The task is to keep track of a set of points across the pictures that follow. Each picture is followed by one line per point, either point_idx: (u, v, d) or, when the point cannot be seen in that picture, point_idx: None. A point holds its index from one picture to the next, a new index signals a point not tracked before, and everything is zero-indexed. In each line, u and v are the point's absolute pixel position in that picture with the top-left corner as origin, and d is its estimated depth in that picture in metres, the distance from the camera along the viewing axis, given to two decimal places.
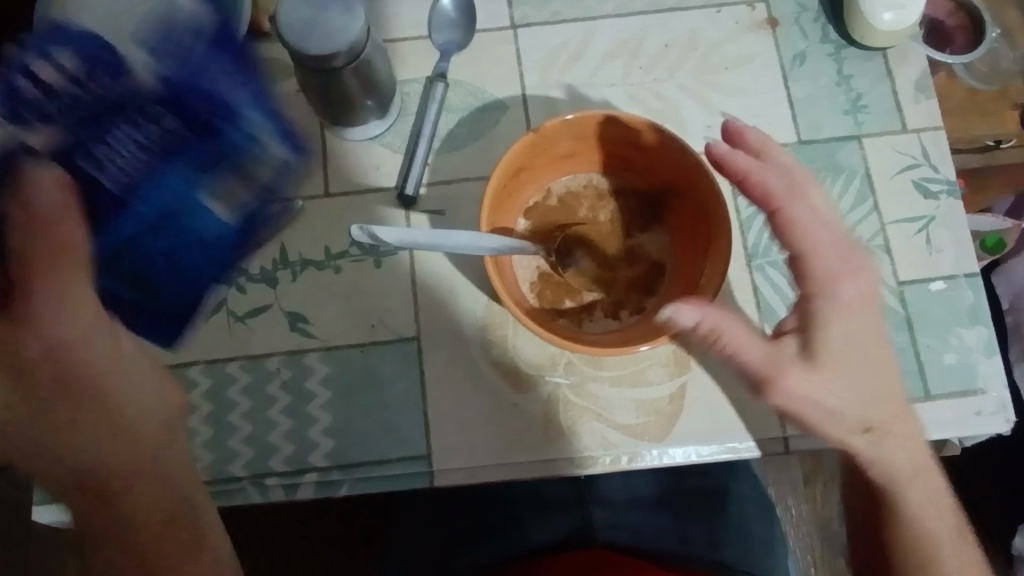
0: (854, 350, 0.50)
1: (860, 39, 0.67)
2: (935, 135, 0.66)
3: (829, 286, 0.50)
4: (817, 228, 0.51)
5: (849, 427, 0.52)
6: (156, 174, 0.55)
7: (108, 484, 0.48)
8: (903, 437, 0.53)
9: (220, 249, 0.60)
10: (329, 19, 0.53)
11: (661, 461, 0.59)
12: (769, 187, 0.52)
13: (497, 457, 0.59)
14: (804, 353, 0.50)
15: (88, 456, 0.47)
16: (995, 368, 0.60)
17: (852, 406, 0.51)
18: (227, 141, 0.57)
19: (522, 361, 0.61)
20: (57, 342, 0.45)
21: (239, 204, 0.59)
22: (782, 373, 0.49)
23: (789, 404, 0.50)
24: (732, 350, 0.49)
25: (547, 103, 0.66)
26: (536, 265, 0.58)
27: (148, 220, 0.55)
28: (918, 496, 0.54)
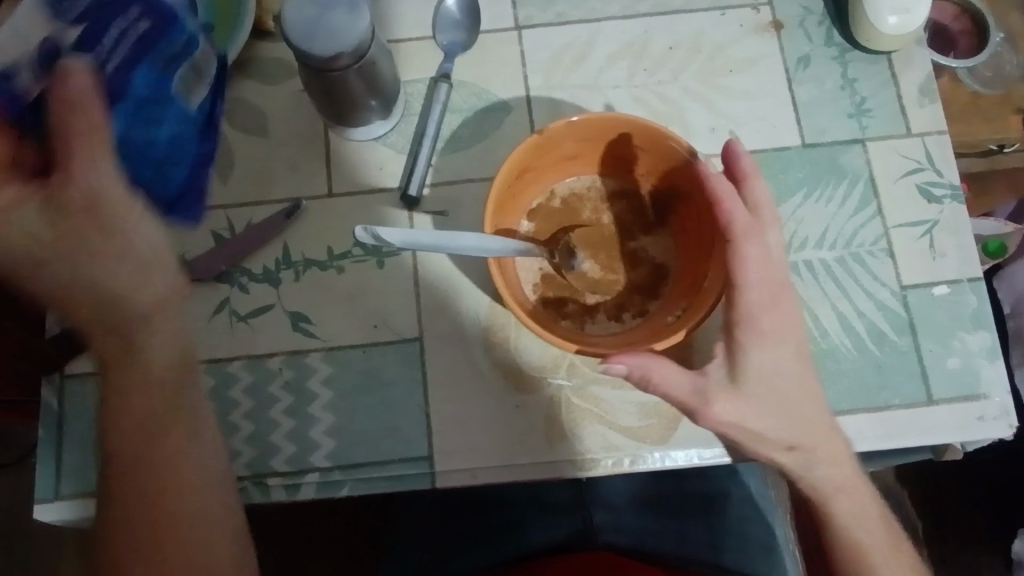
0: (777, 381, 0.51)
1: (865, 43, 0.67)
2: (939, 139, 0.66)
3: (753, 320, 0.50)
4: (767, 264, 0.50)
5: (773, 447, 0.53)
6: (135, 66, 0.55)
7: (136, 412, 0.50)
8: (828, 457, 0.53)
9: (186, 146, 0.60)
10: (333, 19, 0.52)
11: (663, 463, 0.59)
12: (735, 217, 0.50)
13: (499, 458, 0.59)
14: (729, 379, 0.50)
15: (124, 379, 0.49)
16: (997, 373, 0.60)
17: (778, 429, 0.51)
18: (175, 28, 0.57)
19: (525, 363, 0.61)
20: (91, 206, 0.44)
21: (198, 93, 0.61)
22: (709, 402, 0.50)
23: (716, 427, 0.51)
24: (657, 385, 0.49)
25: (551, 105, 0.66)
26: (539, 266, 0.58)
27: (141, 114, 0.56)
28: (848, 508, 0.54)
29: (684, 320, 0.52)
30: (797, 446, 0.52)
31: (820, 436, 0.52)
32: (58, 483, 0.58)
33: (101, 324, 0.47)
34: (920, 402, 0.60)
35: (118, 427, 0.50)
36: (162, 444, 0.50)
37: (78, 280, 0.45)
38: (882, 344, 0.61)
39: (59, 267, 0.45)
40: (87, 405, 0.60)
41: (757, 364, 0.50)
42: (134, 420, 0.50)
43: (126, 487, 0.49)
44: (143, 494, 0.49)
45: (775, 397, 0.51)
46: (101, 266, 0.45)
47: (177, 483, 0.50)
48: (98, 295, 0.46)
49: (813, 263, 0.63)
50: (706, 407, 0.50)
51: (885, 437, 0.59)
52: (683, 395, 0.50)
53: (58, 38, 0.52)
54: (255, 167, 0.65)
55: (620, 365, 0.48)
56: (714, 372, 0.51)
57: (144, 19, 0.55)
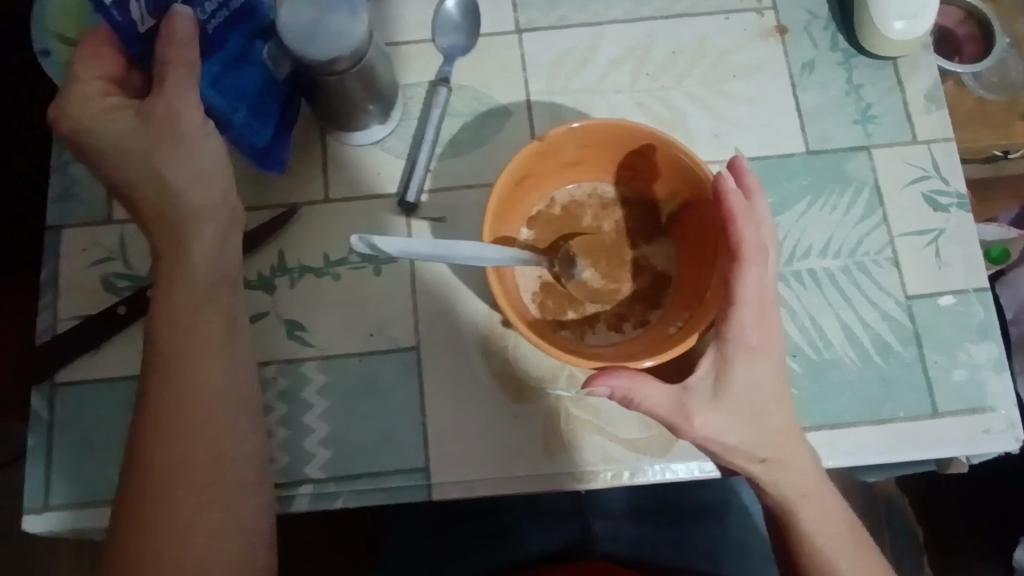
0: (752, 400, 0.50)
1: (871, 48, 0.66)
2: (946, 147, 0.65)
3: (742, 340, 0.49)
4: (762, 288, 0.49)
5: (744, 460, 0.51)
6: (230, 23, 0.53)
7: (178, 338, 0.52)
8: (804, 468, 0.52)
9: (266, 108, 0.58)
10: (332, 22, 0.51)
11: (663, 476, 0.58)
12: (745, 237, 0.48)
13: (496, 470, 0.58)
14: (713, 393, 0.49)
15: (172, 299, 0.52)
16: (1004, 386, 0.59)
17: (749, 444, 0.50)
18: (261, 1, 0.54)
19: (523, 373, 0.60)
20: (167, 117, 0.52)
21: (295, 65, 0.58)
22: (687, 417, 0.49)
23: (694, 441, 0.50)
24: (644, 408, 0.48)
25: (552, 110, 0.65)
26: (538, 275, 0.57)
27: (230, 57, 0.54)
28: (815, 521, 0.53)
29: (687, 330, 0.51)
30: (767, 460, 0.51)
31: (786, 453, 0.51)
32: (48, 493, 0.57)
33: (164, 227, 0.54)
34: (925, 415, 0.59)
35: (160, 357, 0.51)
36: (199, 372, 0.51)
37: (154, 181, 0.53)
38: (886, 355, 0.60)
39: (142, 170, 0.52)
40: (77, 414, 0.59)
41: (739, 384, 0.49)
42: (177, 348, 0.51)
43: (160, 421, 0.50)
44: (178, 427, 0.50)
45: (750, 414, 0.50)
46: (172, 169, 0.52)
47: (211, 418, 0.51)
48: (165, 195, 0.53)
49: (817, 272, 0.62)
50: (687, 424, 0.49)
51: (887, 449, 0.58)
52: (663, 411, 0.48)
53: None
54: (250, 171, 0.64)
55: (603, 389, 0.47)
56: (697, 384, 0.49)
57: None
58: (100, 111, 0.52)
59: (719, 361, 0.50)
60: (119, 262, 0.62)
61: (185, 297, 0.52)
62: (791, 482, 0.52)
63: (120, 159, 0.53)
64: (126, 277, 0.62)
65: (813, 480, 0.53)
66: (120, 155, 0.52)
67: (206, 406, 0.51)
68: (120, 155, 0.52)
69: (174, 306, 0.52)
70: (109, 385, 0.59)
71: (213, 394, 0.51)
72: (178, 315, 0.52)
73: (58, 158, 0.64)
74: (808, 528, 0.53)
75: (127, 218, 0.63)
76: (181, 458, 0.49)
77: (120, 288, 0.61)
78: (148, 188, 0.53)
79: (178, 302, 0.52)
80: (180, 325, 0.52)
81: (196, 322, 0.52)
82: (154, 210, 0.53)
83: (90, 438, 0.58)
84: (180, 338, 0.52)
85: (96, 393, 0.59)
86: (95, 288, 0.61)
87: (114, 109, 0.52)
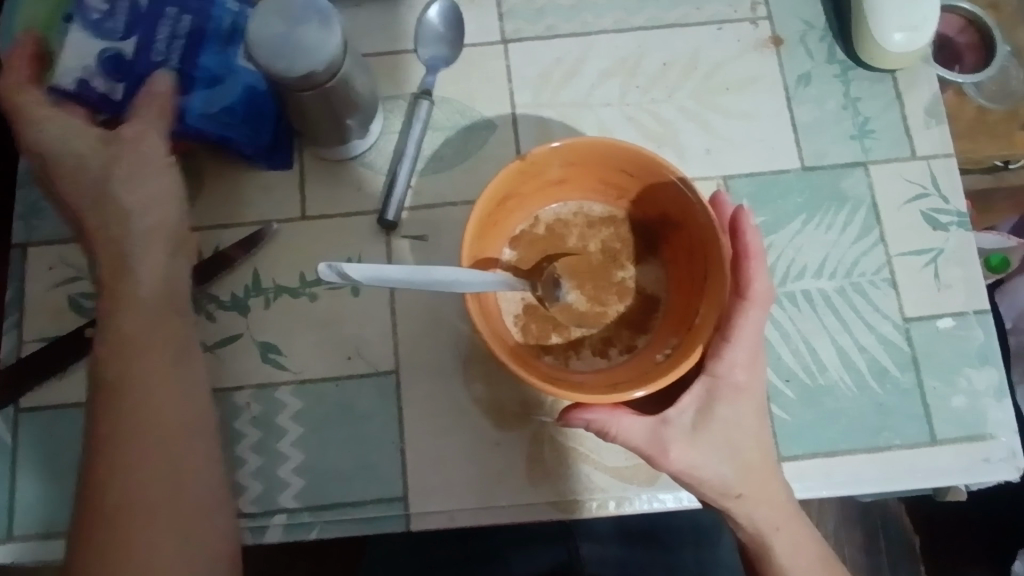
0: (731, 434, 0.48)
1: (869, 61, 0.63)
2: (946, 163, 0.63)
3: (728, 377, 0.48)
4: (755, 328, 0.48)
5: (719, 494, 0.49)
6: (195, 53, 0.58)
7: (125, 365, 0.49)
8: (782, 499, 0.50)
9: (264, 104, 0.58)
10: (304, 36, 0.49)
11: (651, 506, 0.56)
12: (757, 280, 0.48)
13: (476, 499, 0.56)
14: (695, 425, 0.48)
15: (119, 322, 0.50)
16: (1004, 413, 0.57)
17: (729, 478, 0.48)
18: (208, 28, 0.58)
19: (507, 398, 0.57)
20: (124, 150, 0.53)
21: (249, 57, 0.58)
22: (662, 450, 0.47)
23: (674, 475, 0.49)
24: (620, 438, 0.47)
25: (538, 124, 0.63)
26: (521, 297, 0.54)
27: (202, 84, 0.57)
28: (799, 554, 0.51)
29: (675, 359, 0.47)
30: (743, 495, 0.49)
31: (763, 487, 0.49)
32: (11, 523, 0.55)
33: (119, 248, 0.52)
34: (923, 443, 0.57)
35: (106, 387, 0.49)
36: (150, 397, 0.48)
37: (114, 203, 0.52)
38: (883, 381, 0.58)
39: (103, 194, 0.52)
40: (43, 440, 0.57)
41: (721, 419, 0.48)
42: (124, 375, 0.49)
43: (110, 457, 0.47)
44: (131, 458, 0.47)
45: (728, 446, 0.48)
46: (124, 196, 0.52)
47: (166, 447, 0.48)
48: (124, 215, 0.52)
49: (812, 293, 0.60)
50: (663, 456, 0.47)
51: (881, 478, 0.56)
52: (637, 441, 0.47)
53: (115, 48, 0.57)
54: (225, 186, 0.62)
55: (579, 421, 0.48)
56: (677, 417, 0.48)
57: (189, 14, 0.58)
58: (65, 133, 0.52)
59: (706, 395, 0.48)
60: (87, 281, 0.60)
61: (131, 320, 0.50)
62: (778, 518, 0.50)
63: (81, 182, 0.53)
64: (94, 296, 0.59)
65: (794, 512, 0.51)
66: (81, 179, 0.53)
67: (160, 433, 0.48)
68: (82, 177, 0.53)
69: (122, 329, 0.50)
70: (75, 410, 0.57)
71: (166, 422, 0.48)
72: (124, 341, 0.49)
73: (24, 173, 0.62)
74: (795, 565, 0.51)
75: None
76: (136, 493, 0.46)
77: (87, 309, 0.59)
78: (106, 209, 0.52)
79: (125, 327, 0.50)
80: (126, 350, 0.49)
81: (147, 342, 0.50)
82: (105, 233, 0.52)
83: (56, 465, 0.56)
84: (125, 365, 0.49)
85: (62, 419, 0.57)
86: (62, 309, 0.59)
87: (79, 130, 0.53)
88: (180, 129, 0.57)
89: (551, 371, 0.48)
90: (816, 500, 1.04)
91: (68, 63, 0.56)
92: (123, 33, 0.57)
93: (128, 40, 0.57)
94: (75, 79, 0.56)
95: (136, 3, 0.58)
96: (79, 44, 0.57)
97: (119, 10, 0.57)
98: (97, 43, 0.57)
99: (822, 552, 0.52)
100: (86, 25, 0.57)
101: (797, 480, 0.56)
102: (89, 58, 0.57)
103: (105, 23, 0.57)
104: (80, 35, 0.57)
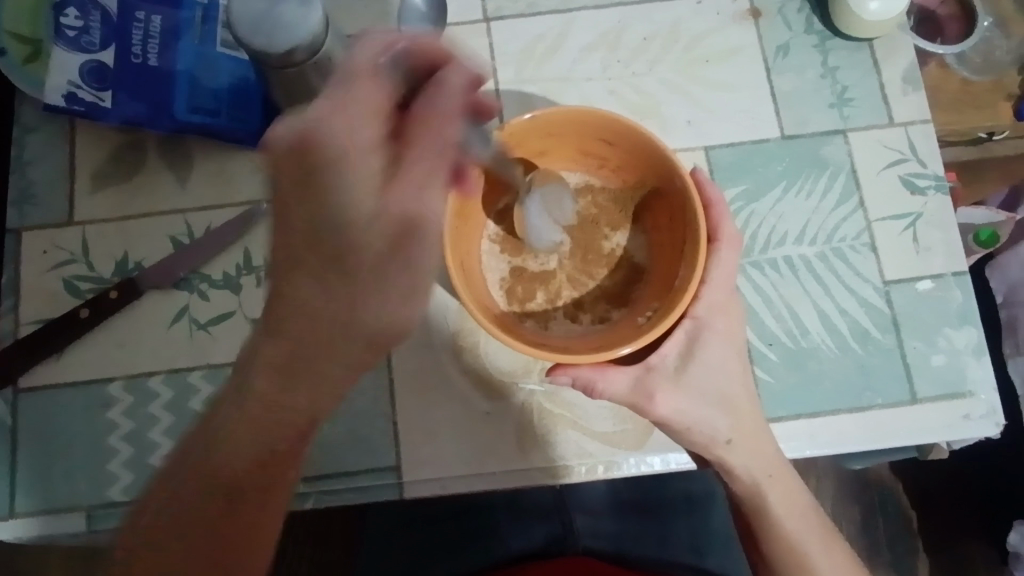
0: (716, 380, 0.49)
1: (846, 29, 0.64)
2: (924, 128, 0.64)
3: (705, 324, 0.50)
4: (728, 274, 0.50)
5: (708, 443, 0.50)
6: (174, 49, 0.60)
7: (224, 471, 0.43)
8: (765, 447, 0.51)
9: (248, 89, 0.60)
10: (284, 12, 0.49)
11: (638, 469, 0.57)
12: (726, 224, 0.50)
13: (469, 467, 0.57)
14: (677, 371, 0.49)
15: (349, 287, 0.42)
16: (983, 371, 0.58)
17: (715, 427, 0.49)
18: (181, 25, 0.60)
19: (494, 369, 0.59)
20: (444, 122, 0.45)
21: (228, 47, 0.61)
22: (649, 396, 0.48)
23: (660, 423, 0.49)
24: (603, 393, 0.49)
25: (522, 99, 0.64)
26: (507, 263, 0.56)
27: (186, 77, 0.60)
28: (784, 506, 0.52)
29: (655, 320, 0.48)
30: (732, 441, 0.50)
31: (751, 435, 0.51)
32: (13, 500, 0.56)
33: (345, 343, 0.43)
34: (904, 402, 0.58)
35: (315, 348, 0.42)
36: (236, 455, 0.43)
37: (364, 263, 0.42)
38: (865, 343, 0.59)
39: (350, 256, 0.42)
40: (43, 420, 0.58)
41: (704, 361, 0.49)
42: (200, 472, 0.43)
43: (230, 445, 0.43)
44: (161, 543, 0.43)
45: (713, 395, 0.49)
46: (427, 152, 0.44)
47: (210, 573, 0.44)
48: (369, 294, 0.43)
49: (793, 259, 0.61)
50: (650, 403, 0.48)
51: (866, 438, 0.58)
52: (623, 394, 0.48)
53: (96, 60, 0.59)
54: (215, 167, 0.62)
55: (565, 378, 0.49)
56: (660, 363, 0.49)
57: (158, 14, 0.60)
58: (299, 149, 0.42)
59: (689, 338, 0.50)
60: (81, 264, 0.61)
61: (266, 413, 0.43)
62: (769, 465, 0.51)
63: (291, 226, 0.42)
64: (89, 279, 0.61)
65: (776, 457, 0.52)
66: (296, 221, 0.42)
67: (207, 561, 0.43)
68: (290, 213, 0.42)
69: (222, 422, 0.43)
70: (72, 389, 0.58)
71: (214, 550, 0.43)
72: (222, 428, 0.43)
73: (16, 159, 0.63)
74: (788, 514, 0.52)
75: (89, 219, 0.62)
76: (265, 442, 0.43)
77: (81, 290, 0.60)
78: (341, 274, 0.42)
79: (257, 430, 0.43)
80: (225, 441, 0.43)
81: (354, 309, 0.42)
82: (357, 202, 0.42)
83: (55, 443, 0.58)
84: (212, 467, 0.43)
85: (58, 397, 0.58)
86: (57, 291, 0.60)
87: (336, 140, 0.42)
88: (172, 123, 0.60)
89: (536, 338, 0.49)
90: (814, 477, 1.04)
91: (54, 79, 0.58)
92: (101, 44, 0.59)
93: (108, 49, 0.59)
94: (64, 94, 0.58)
95: (107, 13, 0.59)
96: (62, 63, 0.58)
97: (92, 23, 0.59)
98: (76, 57, 0.58)
99: (810, 502, 0.53)
100: (65, 43, 0.58)
101: (783, 440, 0.58)
102: (72, 72, 0.58)
103: (81, 38, 0.58)
104: (62, 52, 0.58)
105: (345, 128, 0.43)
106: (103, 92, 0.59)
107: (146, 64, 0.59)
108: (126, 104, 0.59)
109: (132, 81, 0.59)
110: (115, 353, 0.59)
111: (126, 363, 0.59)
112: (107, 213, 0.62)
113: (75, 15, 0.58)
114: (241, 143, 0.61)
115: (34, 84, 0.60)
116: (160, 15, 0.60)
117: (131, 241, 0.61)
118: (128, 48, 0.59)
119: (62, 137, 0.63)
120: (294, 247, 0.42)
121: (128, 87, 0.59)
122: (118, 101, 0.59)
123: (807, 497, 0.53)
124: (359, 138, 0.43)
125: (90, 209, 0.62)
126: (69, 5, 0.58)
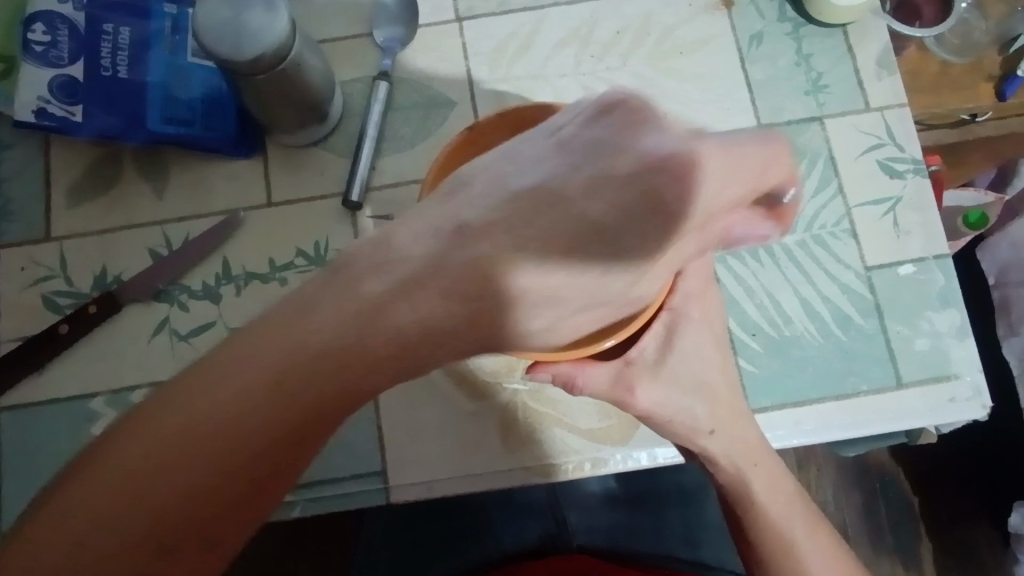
0: (695, 371, 0.50)
1: (818, 16, 0.64)
2: (900, 112, 0.63)
3: (682, 313, 0.49)
4: (704, 261, 0.49)
5: (690, 433, 0.50)
6: (145, 61, 0.60)
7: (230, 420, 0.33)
8: (747, 435, 0.51)
9: (221, 100, 0.60)
10: (249, 20, 0.49)
11: (625, 464, 0.57)
12: None
13: (454, 468, 0.57)
14: (655, 363, 0.49)
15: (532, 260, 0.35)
16: (968, 352, 0.58)
17: (695, 417, 0.50)
18: (150, 36, 0.60)
19: (477, 369, 0.58)
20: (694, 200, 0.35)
21: (198, 56, 0.61)
22: (629, 389, 0.48)
23: (641, 415, 0.50)
24: (582, 389, 0.49)
25: (496, 98, 0.64)
26: None
27: (158, 88, 0.60)
28: (767, 493, 0.52)
29: (635, 311, 0.46)
30: (714, 430, 0.50)
31: (732, 423, 0.51)
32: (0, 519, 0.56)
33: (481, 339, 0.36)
34: (889, 386, 0.58)
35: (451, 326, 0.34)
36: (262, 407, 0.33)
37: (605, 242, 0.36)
38: (848, 328, 0.59)
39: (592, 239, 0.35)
40: (27, 439, 0.58)
41: (681, 351, 0.49)
42: (249, 379, 0.33)
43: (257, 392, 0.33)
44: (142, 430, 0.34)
45: (692, 382, 0.50)
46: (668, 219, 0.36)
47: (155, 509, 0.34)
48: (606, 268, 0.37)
49: (773, 248, 0.61)
50: (629, 395, 0.48)
51: (852, 423, 0.57)
52: (602, 388, 0.48)
53: (65, 74, 0.58)
54: (192, 177, 0.62)
55: (544, 374, 0.49)
56: (639, 356, 0.49)
57: (127, 26, 0.60)
58: (667, 154, 0.34)
59: (667, 329, 0.49)
60: (60, 279, 0.61)
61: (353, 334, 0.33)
62: (752, 453, 0.52)
63: (601, 189, 0.34)
64: (67, 294, 0.60)
65: (758, 443, 0.52)
66: (615, 184, 0.34)
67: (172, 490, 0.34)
68: (598, 193, 0.34)
69: (359, 280, 0.33)
70: (56, 405, 0.58)
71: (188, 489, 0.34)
72: (308, 360, 0.33)
73: None
74: (772, 501, 0.52)
75: (66, 234, 0.61)
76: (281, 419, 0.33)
77: (60, 306, 0.60)
78: (605, 245, 0.36)
79: (331, 379, 0.33)
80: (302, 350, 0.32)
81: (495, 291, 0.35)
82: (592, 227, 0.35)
83: (41, 460, 0.57)
84: (267, 371, 0.33)
85: (40, 414, 0.58)
86: (36, 307, 0.60)
87: (714, 190, 0.35)
88: (146, 135, 0.59)
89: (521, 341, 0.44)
90: (814, 466, 1.04)
91: (23, 96, 0.57)
92: (70, 58, 0.58)
93: (77, 63, 0.58)
94: (33, 110, 0.58)
95: (75, 26, 0.59)
96: (31, 78, 0.57)
97: (60, 37, 0.58)
98: (45, 72, 0.58)
99: (794, 489, 0.54)
100: (33, 58, 0.58)
101: (769, 430, 0.58)
102: (41, 87, 0.58)
103: (49, 53, 0.58)
104: (30, 68, 0.57)
105: (735, 185, 0.36)
106: (74, 107, 0.58)
107: (116, 76, 0.59)
108: (98, 117, 0.59)
109: (103, 94, 0.59)
110: (97, 368, 0.59)
111: (109, 377, 0.59)
112: (84, 228, 0.61)
113: (43, 30, 0.58)
114: (214, 151, 0.61)
115: (5, 102, 0.60)
116: (128, 26, 0.60)
117: (111, 255, 0.61)
118: (98, 61, 0.59)
119: (37, 156, 0.62)
120: (568, 183, 0.35)
121: (100, 100, 0.59)
122: (88, 115, 0.59)
123: (790, 483, 0.54)
124: (725, 197, 0.36)
125: (68, 223, 0.61)
126: (36, 21, 0.58)
